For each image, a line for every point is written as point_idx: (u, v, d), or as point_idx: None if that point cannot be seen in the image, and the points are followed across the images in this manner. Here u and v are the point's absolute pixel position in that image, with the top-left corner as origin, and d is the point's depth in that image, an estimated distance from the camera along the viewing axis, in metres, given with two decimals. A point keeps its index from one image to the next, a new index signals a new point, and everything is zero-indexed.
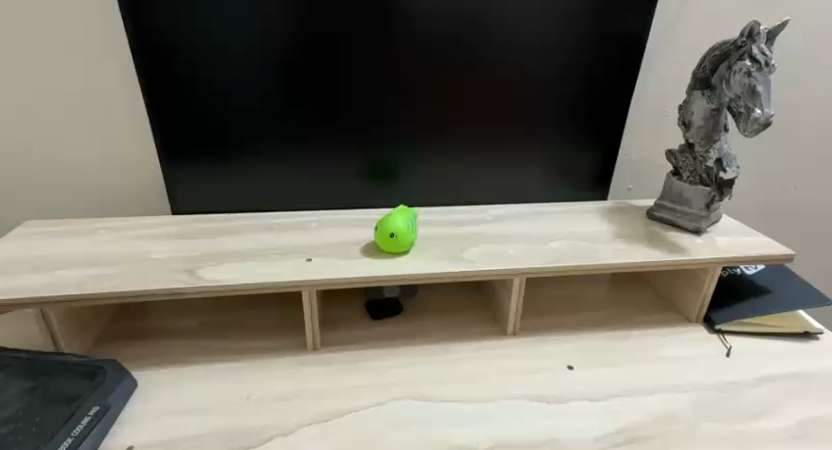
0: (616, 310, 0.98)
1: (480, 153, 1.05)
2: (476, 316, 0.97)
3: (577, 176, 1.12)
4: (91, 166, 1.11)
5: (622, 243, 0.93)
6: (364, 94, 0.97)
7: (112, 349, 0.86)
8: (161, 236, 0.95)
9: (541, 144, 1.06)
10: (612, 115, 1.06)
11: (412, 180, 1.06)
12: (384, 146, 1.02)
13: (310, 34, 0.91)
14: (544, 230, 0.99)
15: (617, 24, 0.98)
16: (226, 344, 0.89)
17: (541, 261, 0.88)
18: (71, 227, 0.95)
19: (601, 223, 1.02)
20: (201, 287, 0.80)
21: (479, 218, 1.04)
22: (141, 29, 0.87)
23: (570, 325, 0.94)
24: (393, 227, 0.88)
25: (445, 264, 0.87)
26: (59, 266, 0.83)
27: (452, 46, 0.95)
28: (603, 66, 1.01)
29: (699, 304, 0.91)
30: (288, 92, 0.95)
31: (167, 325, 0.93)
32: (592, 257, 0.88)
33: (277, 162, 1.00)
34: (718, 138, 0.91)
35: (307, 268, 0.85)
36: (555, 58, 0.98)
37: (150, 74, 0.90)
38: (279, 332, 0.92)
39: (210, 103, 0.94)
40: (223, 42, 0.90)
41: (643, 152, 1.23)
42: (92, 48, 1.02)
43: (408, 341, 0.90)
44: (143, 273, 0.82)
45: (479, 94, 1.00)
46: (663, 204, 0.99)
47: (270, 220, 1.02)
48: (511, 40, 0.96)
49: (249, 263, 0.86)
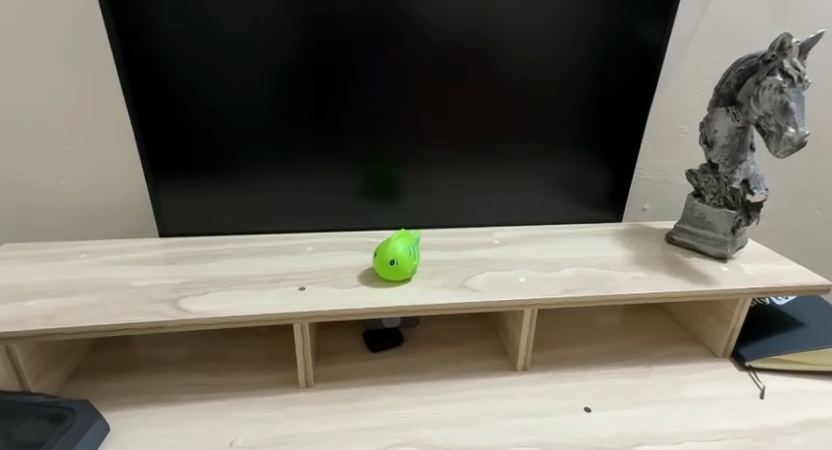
0: (634, 344, 0.91)
1: (487, 172, 0.99)
2: (482, 348, 0.90)
3: (589, 196, 1.05)
4: (74, 184, 1.05)
5: (640, 271, 0.87)
6: (364, 108, 0.91)
7: (87, 386, 0.79)
8: (145, 261, 0.88)
9: (553, 161, 1.00)
10: (629, 131, 0.99)
11: (414, 200, 1.00)
12: (385, 163, 0.96)
13: (306, 43, 0.85)
14: (556, 255, 0.92)
15: (633, 34, 0.92)
16: (213, 379, 0.82)
17: (554, 291, 0.81)
18: (48, 251, 0.89)
19: (616, 248, 0.95)
20: (184, 320, 0.73)
21: (486, 242, 0.97)
22: (125, 37, 0.81)
23: (585, 359, 0.87)
24: (393, 253, 0.81)
25: (450, 294, 0.80)
26: (30, 295, 0.76)
27: (458, 56, 0.89)
28: (618, 79, 0.95)
29: (726, 338, 0.84)
30: (284, 106, 0.89)
31: (149, 358, 0.86)
32: (610, 287, 0.82)
33: (271, 181, 0.94)
34: (743, 159, 0.85)
35: (301, 297, 0.78)
36: (568, 69, 0.92)
37: (135, 84, 0.84)
38: (270, 367, 0.85)
39: (199, 117, 0.88)
40: (214, 52, 0.84)
41: (659, 170, 1.17)
42: (75, 61, 0.97)
43: (410, 377, 0.84)
44: (121, 304, 0.75)
45: (486, 107, 0.94)
46: (684, 228, 0.92)
47: (262, 244, 0.96)
48: (521, 50, 0.90)
49: (237, 292, 0.80)
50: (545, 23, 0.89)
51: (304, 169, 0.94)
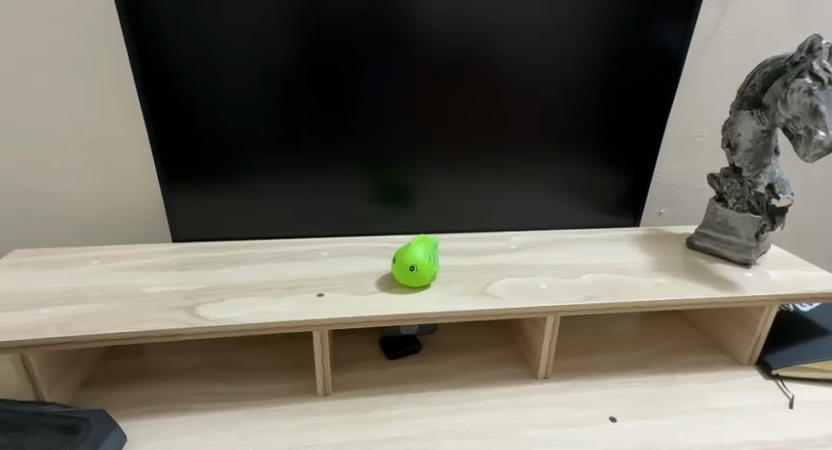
0: (654, 352, 0.90)
1: (504, 177, 0.98)
2: (501, 355, 0.89)
3: (607, 201, 1.03)
4: (84, 189, 1.04)
5: (662, 277, 0.85)
6: (381, 112, 0.90)
7: (101, 395, 0.78)
8: (159, 267, 0.87)
9: (570, 165, 0.98)
10: (647, 134, 0.98)
11: (430, 205, 0.99)
12: (400, 167, 0.94)
13: (323, 46, 0.84)
14: (575, 260, 0.91)
15: (654, 36, 0.91)
16: (228, 388, 0.81)
17: (576, 297, 0.79)
18: (59, 257, 0.87)
19: (635, 253, 0.93)
20: (201, 328, 0.72)
21: (503, 247, 0.96)
22: (140, 40, 0.80)
23: (605, 367, 0.86)
24: (412, 259, 0.79)
25: (470, 300, 0.78)
26: (42, 303, 0.75)
27: (476, 59, 0.88)
28: (637, 81, 0.93)
29: (752, 345, 0.84)
30: (300, 109, 0.88)
31: (163, 366, 0.84)
32: (633, 294, 0.80)
33: (285, 185, 0.93)
34: (768, 163, 0.83)
35: (319, 304, 0.77)
36: (587, 72, 0.91)
37: (150, 88, 0.83)
38: (286, 375, 0.83)
39: (215, 121, 0.87)
40: (230, 55, 0.83)
41: (675, 174, 1.15)
42: (86, 65, 0.96)
43: (429, 385, 0.82)
44: (136, 311, 0.74)
45: (503, 111, 0.92)
46: (706, 232, 0.91)
47: (276, 249, 0.94)
48: (539, 53, 0.89)
49: (253, 299, 0.78)
50: (563, 25, 0.87)
51: (320, 173, 0.93)
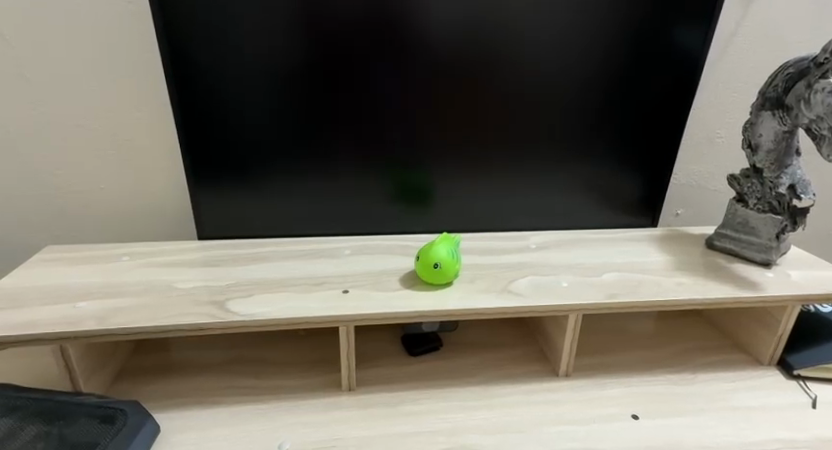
0: (674, 352, 0.91)
1: (523, 177, 0.99)
2: (521, 353, 0.90)
3: (625, 201, 1.04)
4: (111, 188, 1.06)
5: (683, 277, 0.86)
6: (403, 114, 0.91)
7: (133, 388, 0.80)
8: (188, 263, 0.89)
9: (589, 166, 0.99)
10: (667, 135, 0.99)
11: (451, 204, 1.00)
12: (421, 167, 0.96)
13: (349, 49, 0.86)
14: (595, 260, 0.92)
15: (675, 38, 0.91)
16: (255, 382, 0.82)
17: (598, 296, 0.80)
18: (91, 254, 0.90)
19: (655, 253, 0.94)
20: (232, 322, 0.73)
21: (522, 246, 0.97)
22: (173, 42, 0.82)
23: (625, 366, 0.87)
24: (435, 257, 0.81)
25: (493, 298, 0.80)
26: (78, 297, 0.77)
27: (499, 65, 0.90)
28: (657, 84, 0.94)
29: (773, 345, 0.85)
30: (325, 111, 0.90)
31: (191, 360, 0.86)
32: (653, 293, 0.81)
33: (309, 183, 0.95)
34: (790, 163, 0.85)
35: (345, 300, 0.79)
36: (607, 73, 0.92)
37: (181, 88, 0.85)
38: (311, 370, 0.85)
39: (241, 122, 0.89)
40: (259, 57, 0.85)
41: (693, 175, 1.16)
42: (116, 67, 0.98)
43: (451, 382, 0.83)
44: (170, 305, 0.76)
45: (524, 112, 0.94)
46: (725, 233, 0.92)
47: (300, 247, 0.96)
48: (560, 55, 0.90)
49: (280, 295, 0.80)
50: (585, 28, 0.89)
51: (343, 173, 0.95)
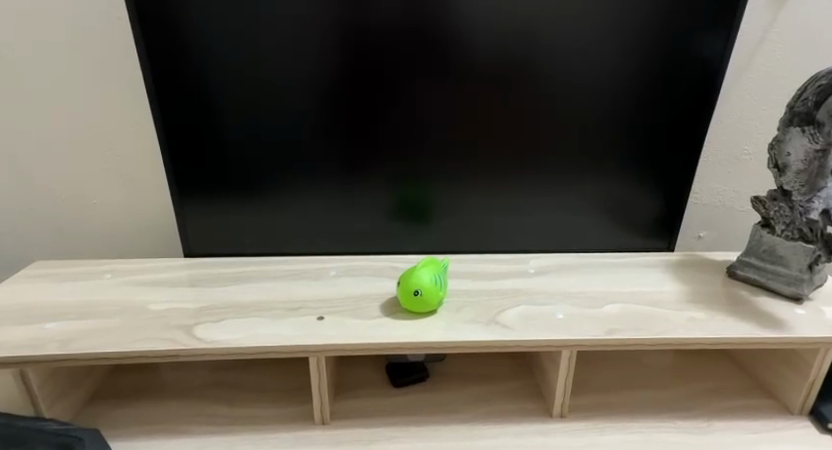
0: (689, 394, 0.81)
1: (526, 194, 0.91)
2: (516, 388, 0.82)
3: (642, 222, 0.94)
4: (106, 201, 1.06)
5: (697, 311, 0.76)
6: (394, 127, 0.85)
7: (103, 412, 0.77)
8: (168, 282, 0.86)
9: (599, 183, 0.90)
10: (689, 150, 0.88)
11: (447, 224, 0.93)
12: (415, 181, 0.89)
13: (335, 60, 0.80)
14: (600, 288, 0.83)
15: (696, 43, 0.82)
16: (227, 410, 0.78)
17: (595, 331, 0.72)
18: (75, 269, 0.88)
19: (669, 282, 0.85)
20: (196, 350, 0.70)
21: (521, 270, 0.89)
22: (154, 52, 0.79)
23: (631, 408, 0.78)
24: (417, 283, 0.75)
25: (478, 330, 0.73)
26: (49, 317, 0.75)
27: (496, 75, 0.82)
28: (677, 93, 0.85)
29: (804, 393, 0.74)
30: (311, 125, 0.85)
31: (168, 382, 0.83)
32: (662, 330, 0.72)
33: (297, 200, 0.90)
34: (823, 186, 0.74)
35: (318, 328, 0.74)
36: (619, 81, 0.83)
37: (163, 99, 0.82)
38: (287, 398, 0.81)
39: (225, 136, 0.85)
40: (240, 67, 0.80)
41: (717, 195, 1.06)
42: (108, 81, 0.98)
43: (434, 418, 0.77)
44: (137, 329, 0.73)
45: (528, 124, 0.86)
46: (750, 261, 0.82)
47: (286, 267, 0.92)
48: (566, 63, 0.82)
49: (253, 319, 0.76)
50: (593, 34, 0.80)
51: (331, 189, 0.90)
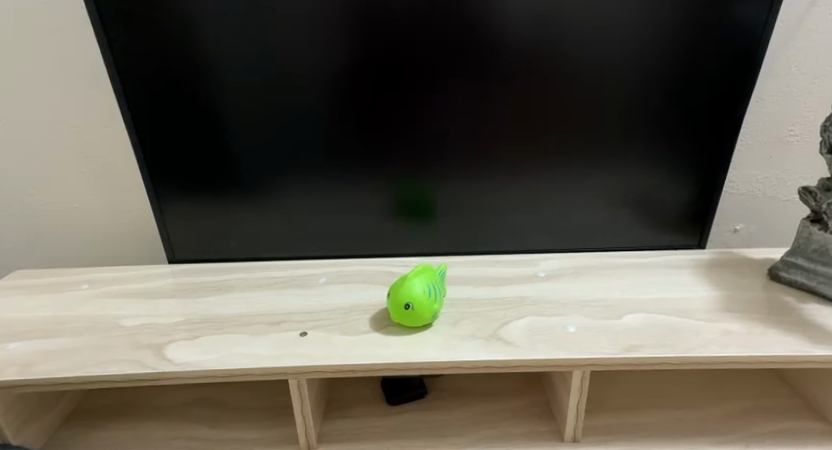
0: (722, 415, 0.71)
1: (537, 188, 0.81)
2: (523, 407, 0.74)
3: (671, 215, 0.83)
4: (91, 207, 1.01)
5: (733, 322, 0.66)
6: (388, 117, 0.76)
7: (79, 435, 0.73)
8: (146, 293, 0.80)
9: (619, 174, 0.80)
10: (726, 131, 0.77)
11: (450, 222, 0.84)
12: (411, 178, 0.80)
13: (316, 42, 0.71)
14: (619, 296, 0.74)
15: (736, 6, 0.69)
16: (207, 433, 0.73)
17: (612, 348, 0.62)
18: (51, 280, 0.83)
19: (700, 287, 0.74)
20: (164, 373, 0.63)
21: (529, 274, 0.80)
22: (116, 42, 0.71)
23: (654, 431, 0.69)
24: (407, 295, 0.67)
25: (477, 346, 0.64)
26: (16, 336, 0.70)
27: (499, 52, 0.72)
28: (713, 66, 0.73)
29: None
30: (294, 117, 0.76)
31: (149, 401, 0.78)
32: (692, 346, 0.62)
33: (282, 201, 0.82)
34: None
35: (299, 347, 0.66)
36: (644, 56, 0.72)
37: (130, 94, 0.74)
38: (272, 419, 0.74)
39: (200, 133, 0.77)
40: (212, 56, 0.72)
41: (757, 183, 0.94)
42: (79, 79, 0.91)
43: (431, 442, 0.69)
44: (104, 349, 0.67)
45: (535, 109, 0.75)
46: (795, 262, 0.71)
47: (273, 273, 0.84)
48: (576, 37, 0.71)
49: (230, 337, 0.69)
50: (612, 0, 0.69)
51: (320, 188, 0.81)
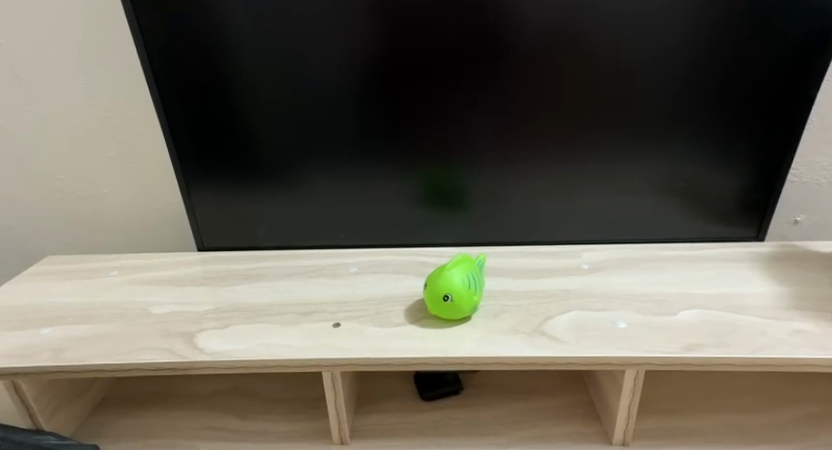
0: (782, 422, 0.66)
1: (582, 174, 0.76)
2: (565, 406, 0.70)
3: (726, 205, 0.78)
4: (121, 193, 1.00)
5: (803, 322, 0.61)
6: (425, 99, 0.72)
7: (109, 424, 0.72)
8: (175, 280, 0.79)
9: (671, 160, 0.74)
10: (793, 113, 0.70)
11: (487, 211, 0.80)
12: (447, 164, 0.76)
13: (351, 19, 0.67)
14: (670, 290, 0.69)
15: None
16: (237, 424, 0.71)
17: (668, 347, 0.58)
18: (82, 266, 0.83)
19: (762, 283, 0.69)
20: (195, 363, 0.61)
21: (571, 266, 0.76)
22: (144, 20, 0.68)
23: (709, 436, 0.64)
24: (445, 285, 0.63)
25: (522, 341, 0.60)
26: (47, 321, 0.69)
27: (546, 28, 0.67)
28: (781, 42, 0.67)
29: None
30: (327, 98, 0.72)
31: (178, 390, 0.77)
32: (759, 347, 0.57)
33: (313, 187, 0.79)
34: None
35: (332, 338, 0.63)
36: (707, 30, 0.66)
37: (159, 75, 0.71)
38: (303, 412, 0.72)
39: (229, 115, 0.74)
40: (242, 35, 0.69)
41: (822, 170, 0.88)
42: (107, 63, 0.89)
43: (468, 441, 0.66)
44: (133, 337, 0.65)
45: (580, 89, 0.71)
46: None
47: (303, 262, 0.82)
48: (631, 11, 0.66)
49: (261, 327, 0.66)
50: None
51: (352, 172, 0.78)
